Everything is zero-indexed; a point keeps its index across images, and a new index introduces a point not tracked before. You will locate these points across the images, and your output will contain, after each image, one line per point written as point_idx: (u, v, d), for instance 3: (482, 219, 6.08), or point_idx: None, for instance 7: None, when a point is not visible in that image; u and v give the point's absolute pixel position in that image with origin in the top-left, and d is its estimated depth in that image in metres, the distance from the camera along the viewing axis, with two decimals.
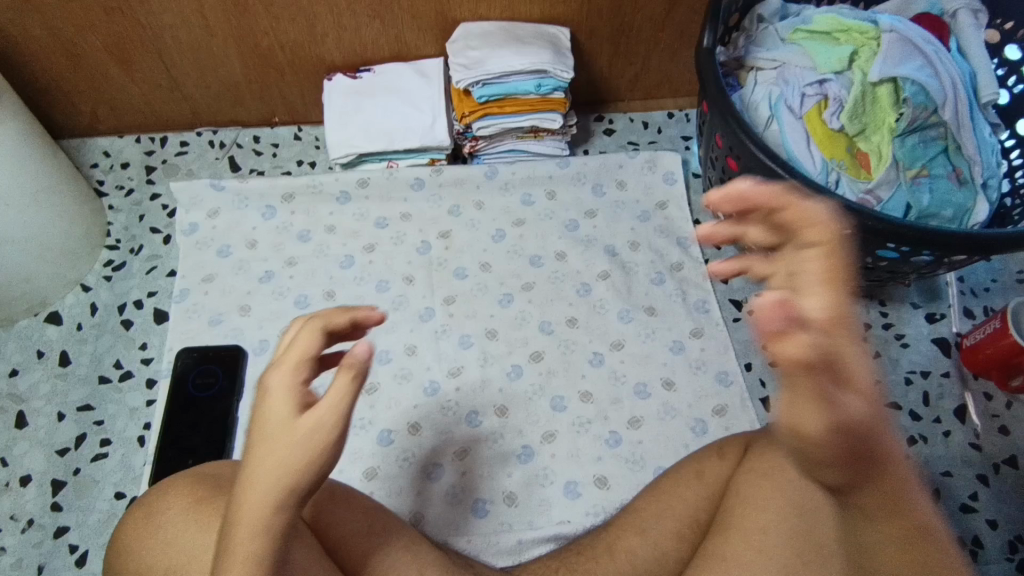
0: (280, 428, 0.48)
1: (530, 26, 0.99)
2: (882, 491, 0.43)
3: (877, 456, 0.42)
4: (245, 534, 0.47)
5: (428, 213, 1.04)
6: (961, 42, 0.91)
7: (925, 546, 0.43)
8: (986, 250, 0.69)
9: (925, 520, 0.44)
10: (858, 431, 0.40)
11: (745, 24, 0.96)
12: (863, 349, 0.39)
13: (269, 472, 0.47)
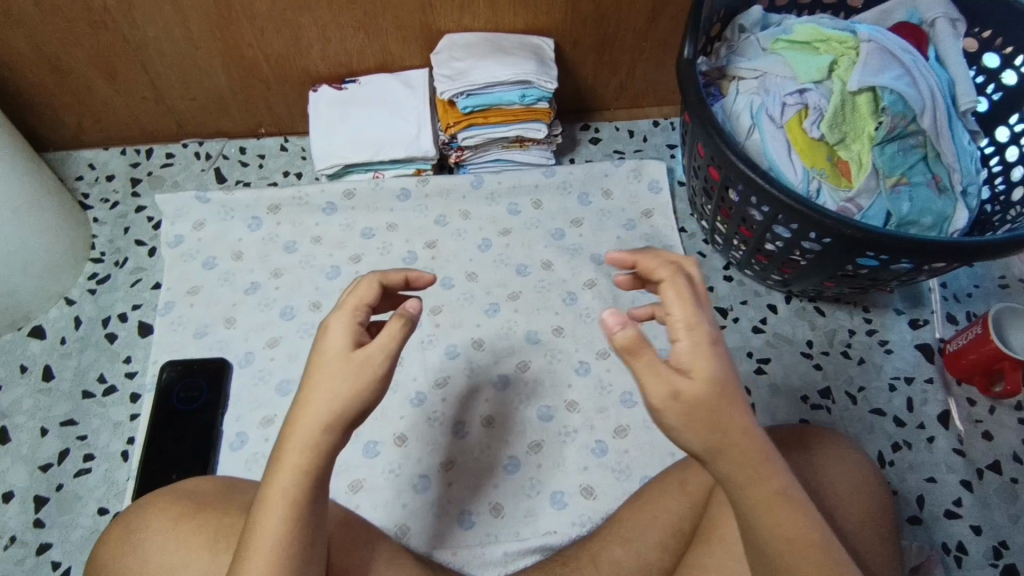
0: (337, 358, 0.50)
1: (514, 37, 0.99)
2: (744, 464, 0.48)
3: (727, 427, 0.47)
4: (292, 454, 0.50)
5: (415, 223, 1.04)
6: (939, 51, 0.92)
7: (781, 508, 0.49)
8: (964, 257, 0.70)
9: (783, 483, 0.49)
10: (695, 404, 0.46)
11: (727, 34, 0.97)
12: (707, 344, 0.47)
13: (321, 398, 0.49)
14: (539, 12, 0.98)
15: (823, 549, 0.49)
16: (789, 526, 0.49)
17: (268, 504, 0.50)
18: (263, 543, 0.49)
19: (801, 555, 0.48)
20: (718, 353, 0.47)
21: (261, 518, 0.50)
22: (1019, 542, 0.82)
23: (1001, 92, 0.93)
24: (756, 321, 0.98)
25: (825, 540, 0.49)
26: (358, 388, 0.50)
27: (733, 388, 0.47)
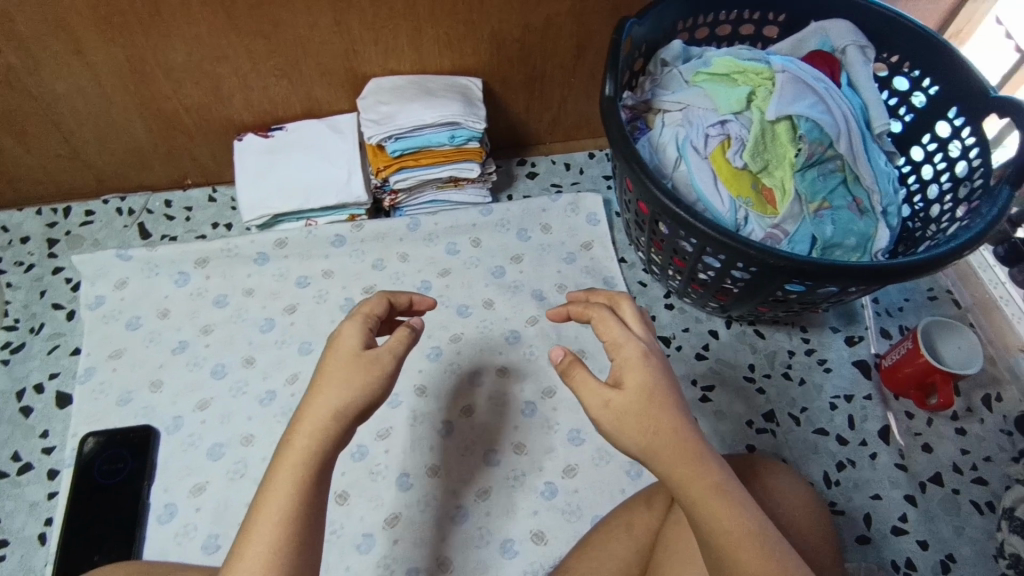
0: (351, 352, 0.57)
1: (441, 78, 0.99)
2: (674, 461, 0.54)
3: (658, 426, 0.54)
4: (302, 437, 0.53)
5: (352, 269, 1.02)
6: (851, 76, 0.95)
7: (717, 501, 0.52)
8: (879, 278, 0.71)
9: (720, 480, 0.53)
10: (626, 409, 0.55)
11: (651, 68, 0.98)
12: (629, 358, 0.57)
13: (337, 382, 0.55)
14: (464, 53, 0.98)
15: (766, 543, 0.51)
16: (728, 522, 0.51)
17: (273, 488, 0.51)
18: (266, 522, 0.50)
19: (744, 547, 0.50)
20: (648, 364, 0.57)
21: (263, 503, 0.51)
22: (966, 553, 0.83)
23: (913, 114, 0.97)
24: (699, 348, 0.99)
25: (769, 537, 0.51)
26: (370, 376, 0.56)
27: (663, 391, 0.56)
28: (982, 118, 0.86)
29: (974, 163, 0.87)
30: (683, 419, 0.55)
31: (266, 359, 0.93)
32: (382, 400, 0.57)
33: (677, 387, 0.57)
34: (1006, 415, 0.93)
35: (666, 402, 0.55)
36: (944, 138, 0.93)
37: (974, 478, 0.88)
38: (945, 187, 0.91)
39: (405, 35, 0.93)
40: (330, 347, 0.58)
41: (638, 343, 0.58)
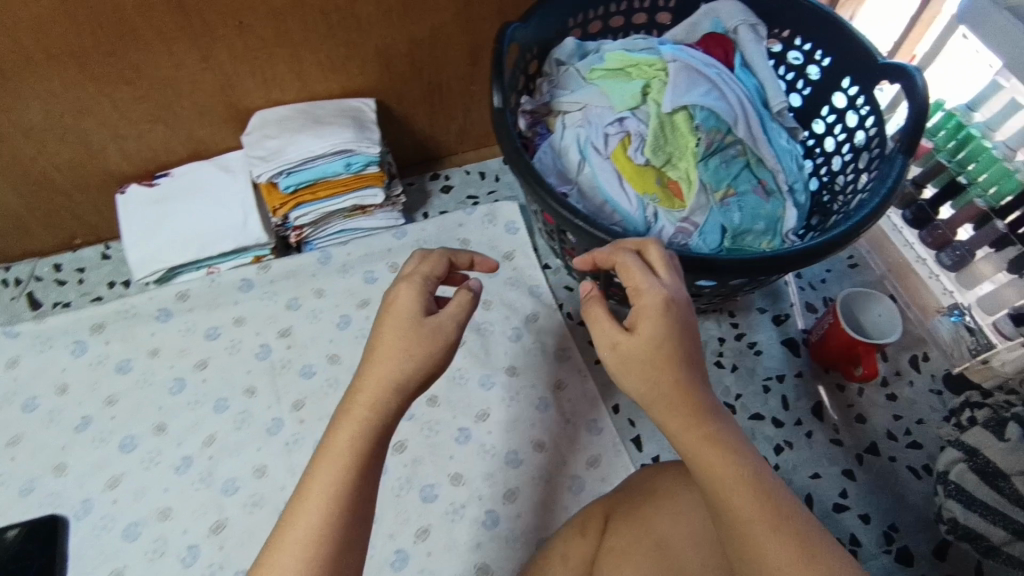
0: (409, 319, 0.58)
1: (329, 104, 0.94)
2: (671, 407, 0.55)
3: (659, 377, 0.55)
4: (361, 408, 0.56)
5: (265, 312, 0.97)
6: (744, 57, 0.94)
7: (711, 450, 0.53)
8: (761, 271, 0.72)
9: (715, 429, 0.54)
10: (633, 356, 0.56)
11: (546, 69, 0.95)
12: (650, 304, 0.56)
13: (394, 351, 0.57)
14: (351, 74, 0.94)
15: (760, 488, 0.52)
16: (722, 469, 0.52)
17: (326, 460, 0.54)
18: (316, 493, 0.53)
19: (736, 492, 0.51)
20: (667, 313, 0.55)
21: (317, 471, 0.54)
22: (907, 520, 0.84)
23: (810, 87, 0.96)
24: None
25: (762, 483, 0.52)
26: (425, 347, 0.57)
27: (674, 342, 0.55)
28: (873, 85, 0.85)
29: (871, 132, 0.86)
30: (684, 370, 0.55)
31: (180, 423, 0.89)
32: (438, 369, 0.59)
33: (692, 332, 0.57)
34: (934, 374, 0.95)
35: (671, 355, 0.55)
36: (841, 109, 0.91)
37: (908, 442, 0.90)
38: (847, 158, 0.90)
39: (282, 63, 0.88)
40: (386, 310, 0.60)
41: (657, 288, 0.56)
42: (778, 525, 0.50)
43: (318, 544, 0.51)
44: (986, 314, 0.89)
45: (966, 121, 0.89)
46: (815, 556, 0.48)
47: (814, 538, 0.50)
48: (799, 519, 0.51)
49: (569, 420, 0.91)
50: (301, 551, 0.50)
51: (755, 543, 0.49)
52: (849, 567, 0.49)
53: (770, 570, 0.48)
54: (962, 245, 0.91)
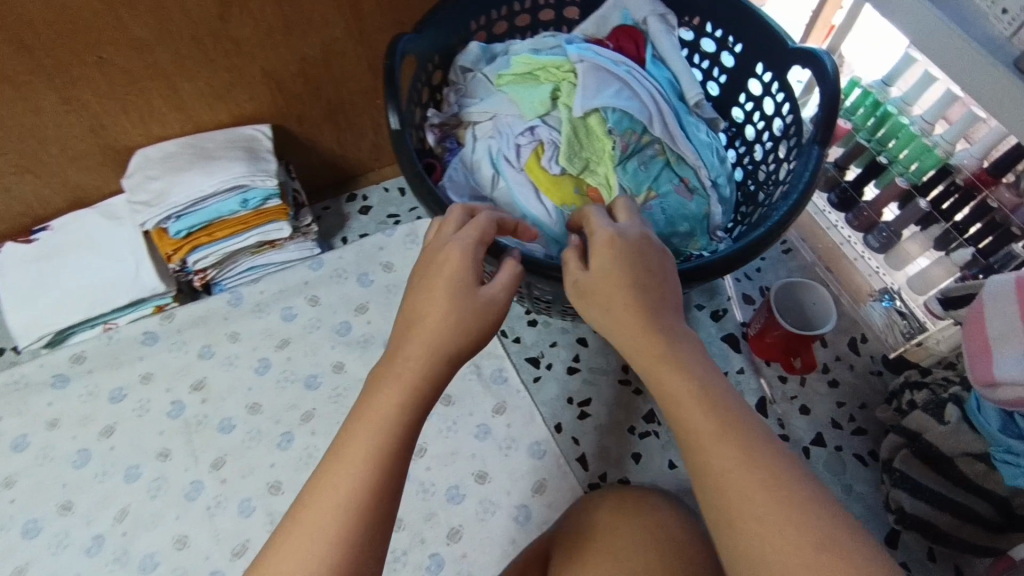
0: (460, 285, 0.53)
1: (218, 135, 0.87)
2: (622, 331, 0.54)
3: (609, 304, 0.54)
4: (404, 374, 0.52)
5: (173, 365, 0.91)
6: (657, 49, 0.90)
7: (663, 368, 0.52)
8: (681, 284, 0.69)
9: (668, 348, 0.53)
10: (589, 290, 0.55)
11: (452, 78, 0.89)
12: (601, 240, 0.56)
13: (435, 314, 0.52)
14: (239, 100, 0.86)
15: (710, 400, 0.50)
16: (673, 386, 0.51)
17: (363, 424, 0.50)
18: (353, 459, 0.49)
19: (686, 407, 0.50)
20: (613, 247, 0.55)
21: (356, 433, 0.50)
22: (857, 511, 0.83)
23: (726, 75, 0.92)
24: (569, 361, 0.94)
25: (711, 395, 0.50)
26: (473, 319, 0.53)
27: (625, 271, 0.54)
28: (785, 70, 0.82)
29: (787, 120, 0.82)
30: (634, 295, 0.53)
31: (88, 498, 0.83)
32: (481, 341, 0.54)
33: (648, 263, 0.55)
34: (873, 355, 0.95)
35: (621, 281, 0.54)
36: (758, 96, 0.88)
37: (853, 430, 0.89)
38: (768, 147, 0.87)
39: (156, 95, 0.80)
40: (427, 267, 0.55)
41: (605, 224, 0.56)
42: (724, 435, 0.48)
43: (354, 518, 0.47)
44: (915, 293, 0.89)
45: (883, 97, 0.87)
46: (757, 463, 0.47)
47: (762, 452, 0.47)
48: (750, 427, 0.49)
49: (509, 446, 0.87)
50: (335, 522, 0.47)
51: (703, 452, 0.48)
52: (796, 472, 0.47)
53: (714, 477, 0.47)
54: (887, 227, 0.91)
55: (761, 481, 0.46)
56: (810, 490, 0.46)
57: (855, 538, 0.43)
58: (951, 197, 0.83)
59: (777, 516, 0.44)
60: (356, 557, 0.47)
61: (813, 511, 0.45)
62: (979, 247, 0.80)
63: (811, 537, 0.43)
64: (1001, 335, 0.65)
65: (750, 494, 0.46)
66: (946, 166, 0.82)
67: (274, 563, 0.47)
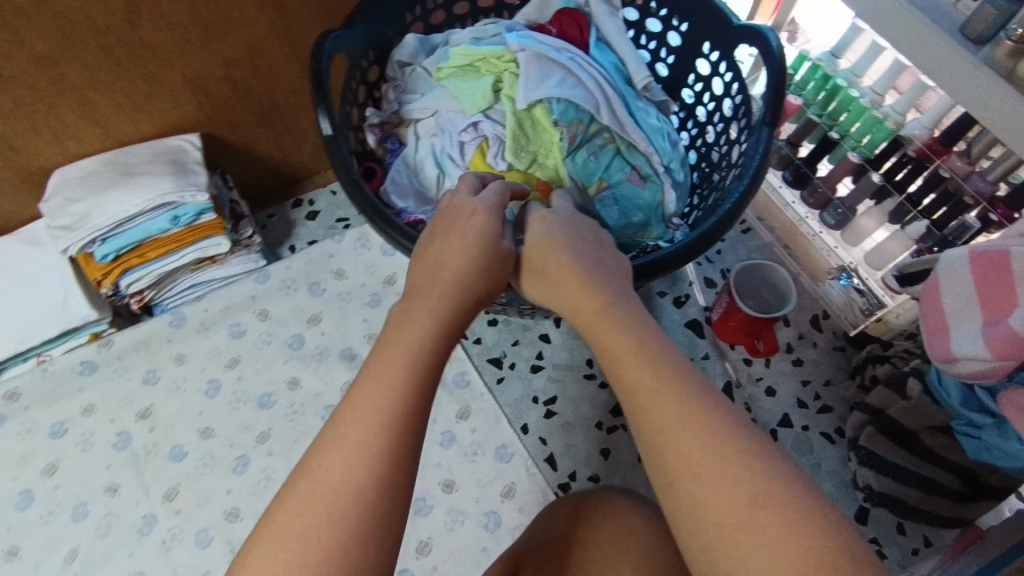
0: (485, 234, 0.56)
1: (143, 147, 0.81)
2: (563, 293, 0.55)
3: (549, 266, 0.56)
4: (430, 303, 0.51)
5: (117, 394, 0.86)
6: (601, 32, 0.87)
7: (603, 325, 0.51)
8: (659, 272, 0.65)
9: (605, 304, 0.52)
10: (528, 261, 0.58)
11: (389, 74, 0.84)
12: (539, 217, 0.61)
13: (464, 250, 0.54)
14: (162, 110, 0.81)
15: (646, 354, 0.48)
16: (610, 342, 0.50)
17: (397, 341, 0.47)
18: (390, 376, 0.45)
19: (627, 358, 0.48)
20: (547, 220, 0.60)
21: (388, 354, 0.47)
22: (826, 490, 0.83)
23: (674, 55, 0.89)
24: (532, 359, 0.92)
25: (648, 350, 0.48)
26: (496, 266, 0.56)
27: (559, 236, 0.58)
28: (733, 49, 0.79)
29: (737, 100, 0.80)
30: (568, 255, 0.56)
31: (33, 542, 0.79)
32: (497, 291, 0.56)
33: (581, 233, 0.59)
34: (835, 331, 0.95)
35: (554, 245, 0.57)
36: (706, 76, 0.85)
37: (819, 408, 0.89)
38: (720, 129, 0.84)
39: (69, 111, 0.75)
40: (452, 218, 0.58)
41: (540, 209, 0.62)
42: (659, 390, 0.46)
43: (397, 434, 0.43)
44: (873, 269, 0.88)
45: (832, 70, 0.85)
46: (691, 418, 0.44)
47: (694, 398, 0.45)
48: (687, 377, 0.46)
49: (475, 452, 0.85)
50: (375, 438, 0.42)
51: (640, 409, 0.46)
52: (733, 423, 0.44)
53: (653, 428, 0.45)
54: (842, 203, 0.90)
55: (694, 438, 0.43)
56: (745, 441, 0.42)
57: (791, 490, 0.40)
58: (903, 168, 0.82)
59: (709, 472, 0.41)
60: (400, 476, 0.42)
61: (748, 464, 0.41)
62: (933, 219, 0.80)
63: (745, 493, 0.40)
64: (957, 311, 0.65)
65: (683, 451, 0.43)
66: (897, 138, 0.81)
67: (309, 487, 0.41)
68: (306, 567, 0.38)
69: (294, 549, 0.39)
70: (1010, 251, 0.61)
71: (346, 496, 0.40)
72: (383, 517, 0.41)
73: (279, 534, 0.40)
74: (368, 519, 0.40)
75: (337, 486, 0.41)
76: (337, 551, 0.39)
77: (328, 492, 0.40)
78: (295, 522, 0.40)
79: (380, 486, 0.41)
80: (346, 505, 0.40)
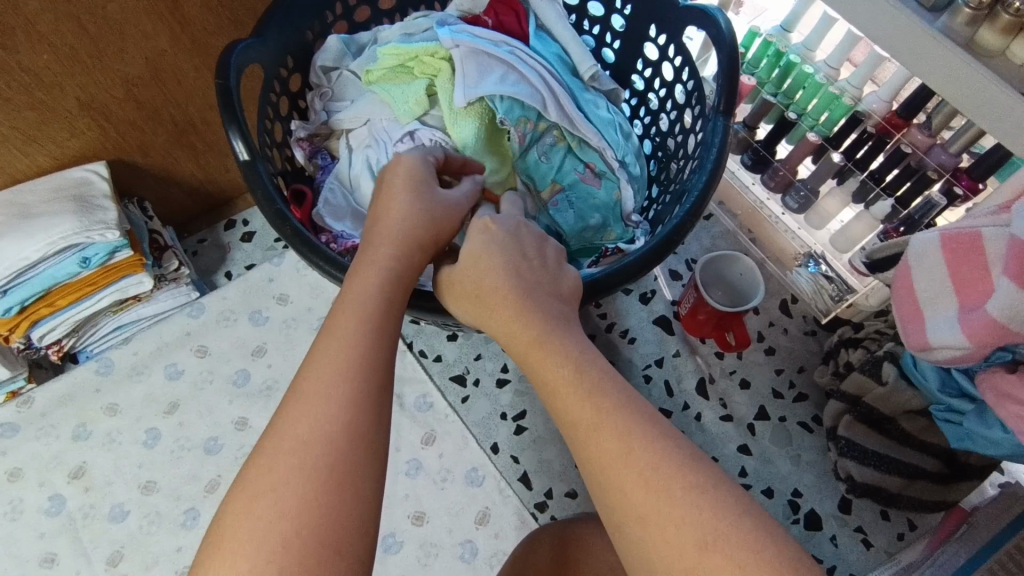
0: (422, 180, 0.51)
1: (41, 182, 0.73)
2: (498, 320, 0.49)
3: (481, 287, 0.49)
4: (381, 252, 0.46)
5: (44, 455, 0.78)
6: (540, 19, 0.81)
7: (539, 358, 0.46)
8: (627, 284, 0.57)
9: (540, 332, 0.47)
10: (458, 279, 0.51)
11: (314, 80, 0.77)
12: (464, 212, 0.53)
13: (405, 198, 0.49)
14: (58, 139, 0.73)
15: (584, 386, 0.44)
16: (548, 376, 0.45)
17: (350, 295, 0.43)
18: (349, 323, 0.41)
19: (565, 397, 0.44)
20: (487, 234, 0.52)
21: (342, 308, 0.42)
22: (808, 482, 0.81)
23: (619, 40, 0.84)
24: (497, 374, 0.87)
25: (587, 382, 0.44)
26: (441, 209, 0.50)
27: (496, 256, 0.50)
28: (678, 32, 0.73)
29: (687, 86, 0.74)
30: (505, 277, 0.49)
31: None
32: (448, 236, 0.50)
33: (524, 251, 0.52)
34: (805, 315, 0.92)
35: (491, 266, 0.50)
36: (655, 61, 0.79)
37: (794, 397, 0.86)
38: (673, 117, 0.79)
39: None
40: (389, 173, 0.52)
41: (483, 215, 0.54)
42: (599, 427, 0.42)
43: (362, 382, 0.39)
44: (839, 252, 0.85)
45: (785, 45, 0.82)
46: (635, 456, 0.40)
47: (636, 433, 0.41)
48: (631, 408, 0.43)
49: (445, 479, 0.80)
50: (342, 388, 0.38)
51: (583, 447, 0.42)
52: (682, 458, 0.40)
53: (597, 475, 0.41)
54: (804, 185, 0.86)
55: (638, 479, 0.40)
56: (691, 476, 0.40)
57: (743, 528, 0.37)
58: (864, 145, 0.80)
59: (657, 516, 0.39)
60: (372, 421, 0.38)
61: (695, 501, 0.38)
62: (897, 196, 0.78)
63: (694, 533, 0.38)
64: (930, 296, 0.62)
65: (628, 493, 0.40)
66: (856, 113, 0.78)
67: (275, 444, 0.37)
68: (287, 519, 0.35)
69: (271, 506, 0.35)
70: (983, 233, 0.58)
71: (319, 451, 0.36)
72: (365, 460, 0.37)
73: (251, 494, 0.36)
74: (347, 461, 0.36)
75: (307, 438, 0.37)
76: (317, 505, 0.35)
77: (299, 445, 0.37)
78: (269, 479, 0.36)
79: (349, 445, 0.37)
80: (320, 454, 0.36)
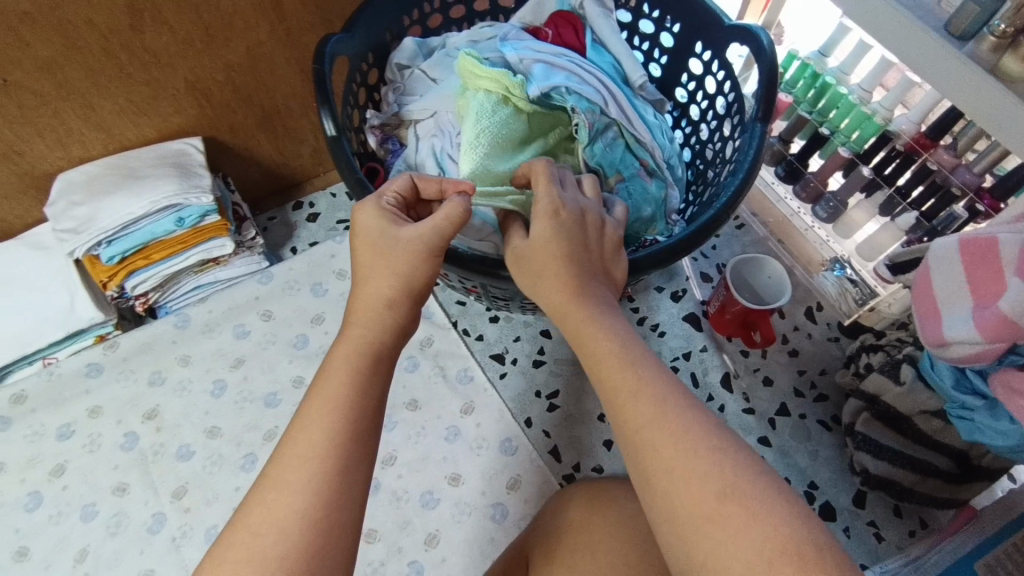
0: (379, 234, 0.53)
1: (146, 152, 0.83)
2: (551, 292, 0.55)
3: (545, 271, 0.55)
4: (353, 342, 0.52)
5: (123, 396, 0.87)
6: (596, 33, 0.89)
7: (590, 333, 0.53)
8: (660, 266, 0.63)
9: (589, 309, 0.54)
10: (525, 255, 0.57)
11: (389, 76, 0.87)
12: (433, 246, 0.53)
13: (373, 264, 0.53)
14: (164, 115, 0.83)
15: (628, 358, 0.51)
16: (595, 347, 0.52)
17: (319, 387, 0.50)
18: (316, 417, 0.48)
19: (610, 369, 0.51)
20: (557, 219, 0.56)
21: (312, 402, 0.49)
22: (824, 477, 0.85)
23: (666, 56, 0.91)
24: (534, 355, 0.93)
25: (629, 356, 0.51)
26: (408, 265, 0.53)
27: (562, 243, 0.55)
28: (723, 48, 0.81)
29: (729, 98, 0.81)
30: (566, 256, 0.55)
31: (42, 544, 0.79)
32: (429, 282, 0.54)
33: (585, 239, 0.57)
34: (830, 322, 0.97)
35: (559, 250, 0.55)
36: (699, 75, 0.87)
37: (815, 397, 0.91)
38: (714, 126, 0.86)
39: (73, 116, 0.76)
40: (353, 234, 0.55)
41: (553, 194, 0.57)
42: (639, 393, 0.49)
43: (320, 482, 0.45)
44: (865, 259, 0.91)
45: (820, 68, 0.88)
46: (666, 418, 0.47)
47: (669, 400, 0.48)
48: (666, 383, 0.49)
49: (481, 446, 0.86)
50: (299, 491, 0.45)
51: (622, 410, 0.49)
52: (709, 424, 0.47)
53: (632, 433, 0.47)
54: (833, 196, 0.93)
55: (669, 436, 0.46)
56: (717, 439, 0.46)
57: (760, 487, 0.43)
58: (892, 162, 0.85)
59: (683, 468, 0.44)
60: (326, 516, 0.45)
61: (721, 460, 0.44)
62: (922, 210, 0.83)
63: (716, 486, 0.43)
64: (946, 295, 0.67)
65: (660, 448, 0.46)
66: (886, 133, 0.84)
67: (239, 534, 0.44)
68: None
69: None
70: (998, 238, 0.63)
71: (272, 542, 0.43)
72: (308, 558, 0.43)
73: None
74: (291, 558, 0.43)
75: (265, 530, 0.44)
76: None
77: (253, 537, 0.44)
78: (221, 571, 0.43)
79: (300, 541, 0.43)
80: (271, 546, 0.43)
